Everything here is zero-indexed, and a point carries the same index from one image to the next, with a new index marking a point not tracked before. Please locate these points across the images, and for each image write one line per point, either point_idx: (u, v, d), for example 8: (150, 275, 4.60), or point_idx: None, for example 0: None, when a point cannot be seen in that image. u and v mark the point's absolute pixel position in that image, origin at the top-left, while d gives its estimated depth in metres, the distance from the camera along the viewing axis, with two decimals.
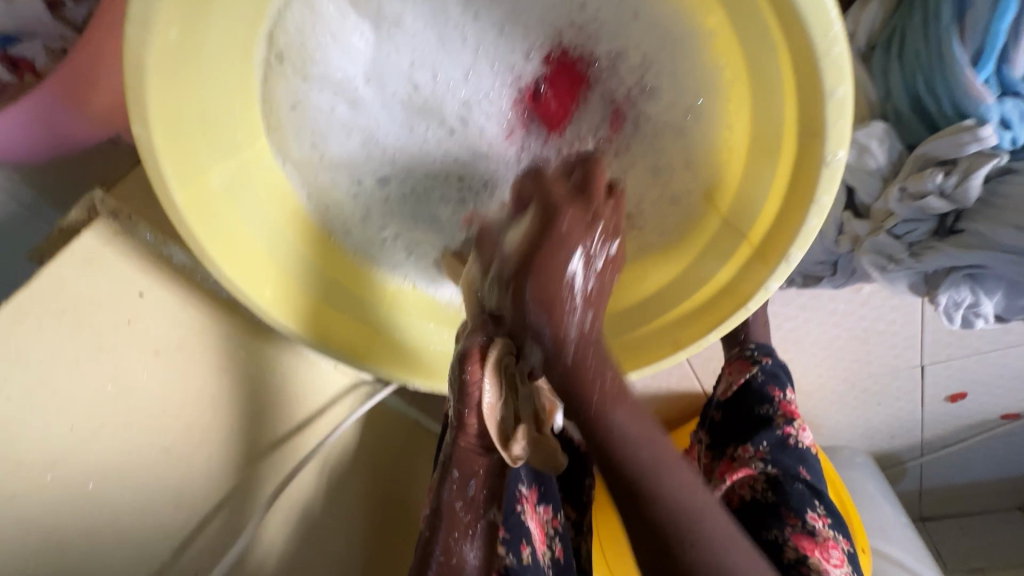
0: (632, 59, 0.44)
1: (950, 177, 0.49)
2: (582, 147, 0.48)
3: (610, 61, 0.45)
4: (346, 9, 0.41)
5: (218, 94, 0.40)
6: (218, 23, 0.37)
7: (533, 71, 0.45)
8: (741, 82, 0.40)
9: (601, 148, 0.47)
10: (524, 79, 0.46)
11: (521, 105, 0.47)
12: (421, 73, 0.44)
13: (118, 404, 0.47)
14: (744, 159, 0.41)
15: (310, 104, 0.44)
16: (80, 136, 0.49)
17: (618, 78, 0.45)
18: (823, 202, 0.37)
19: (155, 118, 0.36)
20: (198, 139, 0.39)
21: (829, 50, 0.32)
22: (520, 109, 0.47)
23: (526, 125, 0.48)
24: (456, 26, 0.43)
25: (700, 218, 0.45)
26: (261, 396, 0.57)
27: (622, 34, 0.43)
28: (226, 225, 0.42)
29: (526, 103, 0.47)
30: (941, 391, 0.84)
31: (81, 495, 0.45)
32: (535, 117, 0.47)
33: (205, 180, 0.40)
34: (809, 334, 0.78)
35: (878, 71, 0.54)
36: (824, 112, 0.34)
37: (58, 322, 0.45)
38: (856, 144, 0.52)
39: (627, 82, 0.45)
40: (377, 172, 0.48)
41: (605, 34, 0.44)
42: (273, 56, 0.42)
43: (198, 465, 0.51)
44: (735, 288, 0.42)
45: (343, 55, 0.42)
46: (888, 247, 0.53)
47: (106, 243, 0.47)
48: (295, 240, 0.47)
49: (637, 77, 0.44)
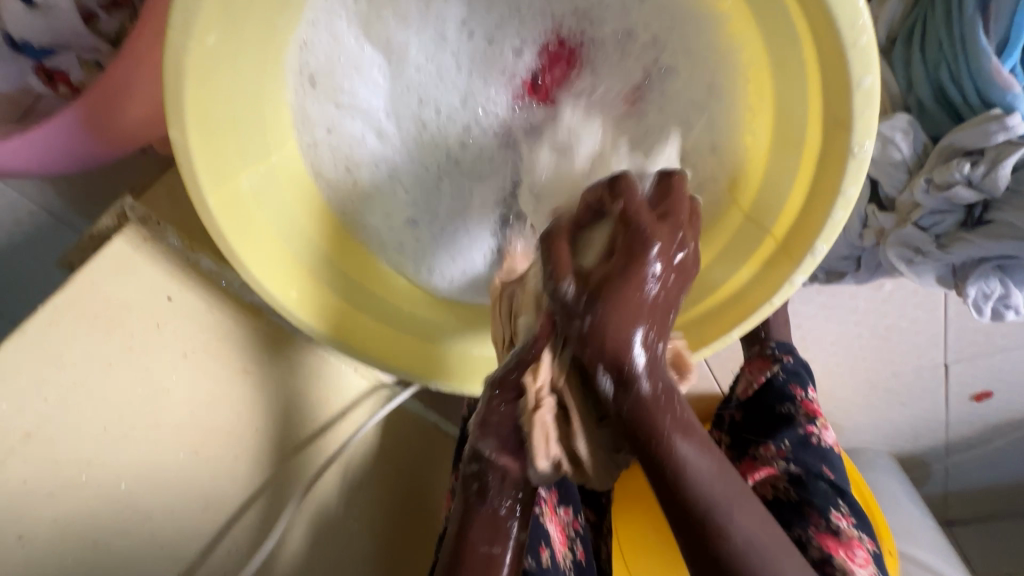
0: (642, 37, 0.45)
1: (977, 168, 0.49)
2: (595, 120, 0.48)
3: (619, 39, 0.46)
4: (363, 38, 0.44)
5: (251, 106, 0.41)
6: (259, 41, 0.39)
7: (527, 65, 0.47)
8: (763, 72, 0.40)
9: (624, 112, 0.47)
10: (517, 77, 0.47)
11: (520, 107, 0.48)
12: (427, 109, 0.47)
13: (149, 406, 0.48)
14: (767, 156, 0.42)
15: (345, 132, 0.46)
16: (108, 153, 0.51)
17: (631, 58, 0.46)
18: (849, 195, 0.36)
19: (191, 124, 0.36)
20: (230, 145, 0.40)
21: (857, 40, 0.32)
22: (518, 108, 0.48)
23: (528, 119, 0.49)
24: (452, 52, 0.45)
25: (723, 209, 0.46)
26: (279, 402, 0.57)
27: (627, 14, 0.45)
28: (255, 230, 0.43)
29: (525, 102, 0.48)
30: (966, 390, 0.82)
31: (113, 494, 0.45)
32: (533, 109, 0.48)
33: (233, 185, 0.41)
34: (830, 333, 0.77)
35: (899, 63, 0.53)
36: (851, 102, 0.34)
37: (92, 325, 0.46)
38: (880, 136, 0.52)
39: (642, 59, 0.46)
40: (406, 208, 0.50)
41: (609, 18, 0.45)
42: (308, 76, 0.43)
43: (225, 467, 0.52)
44: (758, 284, 0.43)
45: (368, 88, 0.45)
46: (915, 239, 0.52)
47: (135, 248, 0.49)
48: (327, 248, 0.48)
49: (651, 58, 0.46)
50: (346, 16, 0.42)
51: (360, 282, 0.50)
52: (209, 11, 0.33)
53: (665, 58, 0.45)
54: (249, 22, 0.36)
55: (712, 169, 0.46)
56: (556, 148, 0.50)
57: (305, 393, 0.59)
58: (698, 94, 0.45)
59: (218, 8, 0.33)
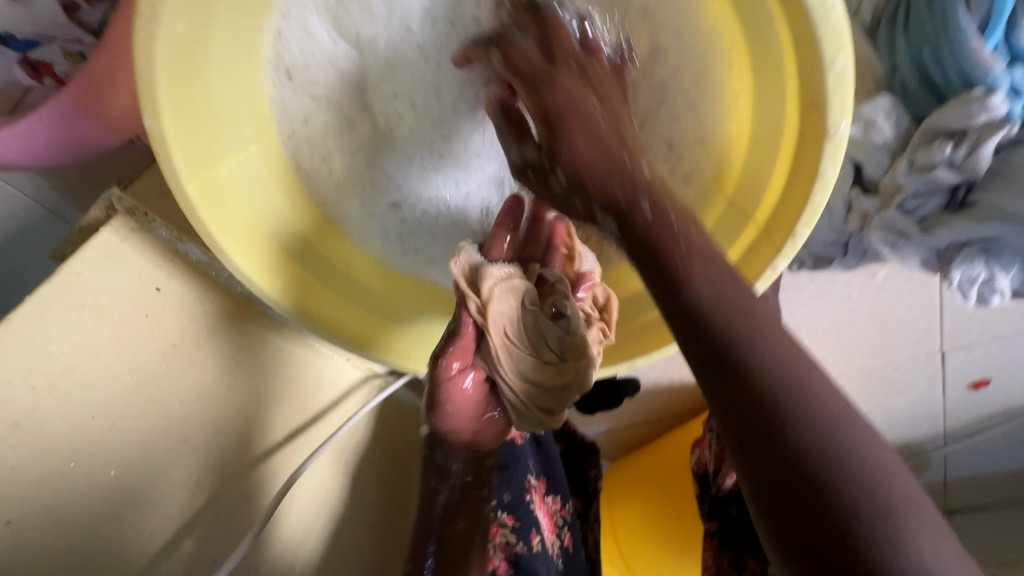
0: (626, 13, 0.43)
1: (959, 149, 0.48)
2: None
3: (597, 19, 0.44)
4: (333, 33, 0.44)
5: (226, 95, 0.40)
6: (234, 29, 0.39)
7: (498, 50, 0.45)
8: (743, 54, 0.40)
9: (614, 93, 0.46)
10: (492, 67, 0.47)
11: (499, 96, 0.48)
12: (402, 102, 0.48)
13: (137, 395, 0.49)
14: (749, 141, 0.42)
15: (320, 126, 0.47)
16: (97, 141, 0.51)
17: (621, 33, 0.44)
18: (829, 175, 0.36)
19: (167, 112, 0.35)
20: (208, 134, 0.40)
21: (828, 18, 0.32)
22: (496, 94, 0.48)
23: None
24: (421, 43, 0.46)
25: (708, 199, 0.45)
26: (270, 392, 0.57)
27: None
28: (238, 220, 0.43)
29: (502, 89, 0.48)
30: (964, 377, 0.82)
31: (103, 482, 0.46)
32: None
33: (216, 173, 0.41)
34: (824, 321, 0.77)
35: (883, 45, 0.52)
36: (824, 82, 0.34)
37: (80, 315, 0.47)
38: (862, 119, 0.52)
39: (630, 39, 0.44)
40: (388, 193, 0.51)
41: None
42: (283, 69, 0.44)
43: (214, 455, 0.52)
44: (743, 269, 0.42)
45: (341, 81, 0.46)
46: (897, 223, 0.52)
47: (124, 239, 0.49)
48: (310, 236, 0.48)
49: (648, 33, 0.44)
50: (316, 12, 0.42)
51: (348, 273, 0.50)
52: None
53: (660, 39, 0.44)
54: (222, 15, 0.36)
55: (698, 159, 0.45)
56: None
57: (295, 384, 0.60)
58: (684, 83, 0.45)
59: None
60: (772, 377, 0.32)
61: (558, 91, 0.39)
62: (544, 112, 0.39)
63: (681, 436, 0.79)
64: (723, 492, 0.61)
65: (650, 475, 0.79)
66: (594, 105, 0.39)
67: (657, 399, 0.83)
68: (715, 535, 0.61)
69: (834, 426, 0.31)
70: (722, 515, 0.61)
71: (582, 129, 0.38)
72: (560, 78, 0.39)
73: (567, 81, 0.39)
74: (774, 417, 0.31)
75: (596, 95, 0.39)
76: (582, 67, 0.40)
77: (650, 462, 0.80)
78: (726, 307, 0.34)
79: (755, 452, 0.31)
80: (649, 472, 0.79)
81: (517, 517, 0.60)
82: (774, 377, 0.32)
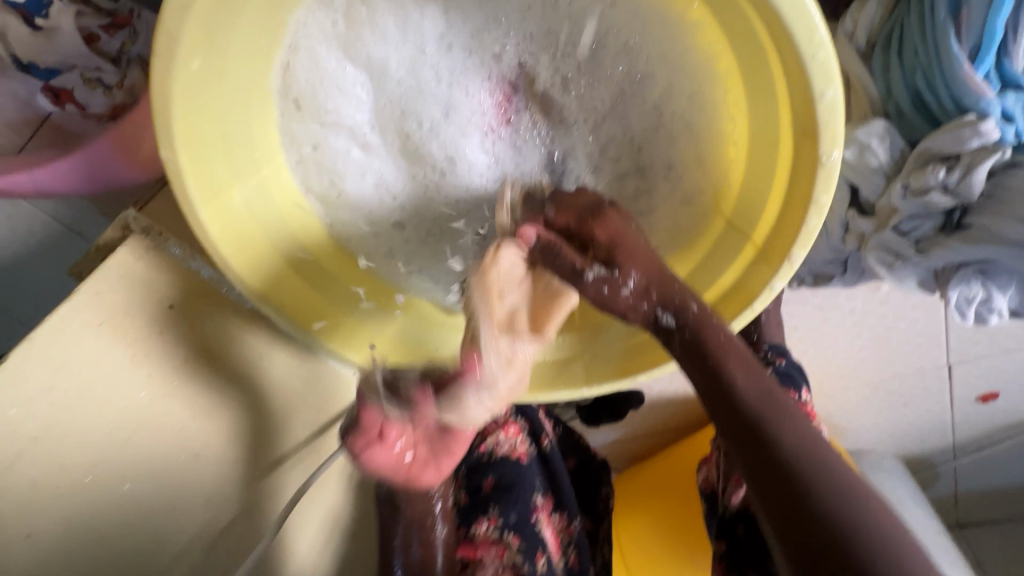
0: (613, 47, 0.45)
1: (953, 173, 0.49)
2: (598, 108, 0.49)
3: (592, 52, 0.46)
4: (344, 59, 0.45)
5: (239, 124, 0.42)
6: (246, 62, 0.40)
7: (505, 70, 0.48)
8: (736, 81, 0.41)
9: (617, 110, 0.48)
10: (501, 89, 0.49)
11: (505, 118, 0.50)
12: (410, 122, 0.48)
13: (151, 410, 0.50)
14: (745, 164, 0.43)
15: (330, 148, 0.48)
16: (118, 176, 0.53)
17: (614, 62, 0.46)
18: (822, 202, 0.37)
19: (182, 143, 0.37)
20: (222, 161, 0.41)
21: (814, 54, 0.32)
22: (501, 113, 0.50)
23: (511, 129, 0.51)
24: (432, 65, 0.47)
25: (706, 219, 0.47)
26: (279, 406, 0.58)
27: (599, 22, 0.44)
28: (250, 243, 0.44)
29: (509, 110, 0.50)
30: (971, 391, 0.81)
31: (117, 495, 0.47)
32: (516, 116, 0.50)
33: (227, 198, 0.42)
34: (828, 335, 0.77)
35: (878, 69, 0.53)
36: (816, 113, 0.34)
37: (97, 333, 0.48)
38: (857, 143, 0.52)
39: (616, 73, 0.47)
40: (393, 213, 0.52)
41: (584, 26, 0.45)
42: (292, 98, 0.45)
43: (223, 469, 0.53)
44: (740, 290, 0.44)
45: (350, 105, 0.47)
46: (894, 244, 0.52)
47: (137, 259, 0.51)
48: (318, 256, 0.50)
49: (626, 66, 0.46)
50: (326, 42, 0.44)
51: (351, 289, 0.51)
52: (191, 36, 0.33)
53: (640, 67, 0.46)
54: (234, 50, 0.38)
55: (697, 180, 0.47)
56: (535, 152, 0.52)
57: (302, 399, 0.60)
58: (681, 108, 0.46)
59: (196, 33, 0.33)
60: (760, 411, 0.40)
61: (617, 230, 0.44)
62: (609, 245, 0.44)
63: (686, 449, 0.80)
64: (732, 510, 0.60)
65: (655, 488, 0.80)
66: (639, 237, 0.44)
67: (662, 411, 0.83)
68: (723, 556, 0.60)
69: (820, 450, 0.40)
70: (731, 536, 0.60)
71: (639, 253, 0.43)
72: (608, 215, 0.45)
73: (614, 217, 0.45)
74: (790, 461, 0.39)
75: (635, 226, 0.45)
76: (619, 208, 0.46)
77: (654, 475, 0.81)
78: (767, 400, 0.40)
79: (782, 493, 0.38)
80: (654, 485, 0.80)
81: (523, 537, 0.62)
82: (764, 412, 0.40)
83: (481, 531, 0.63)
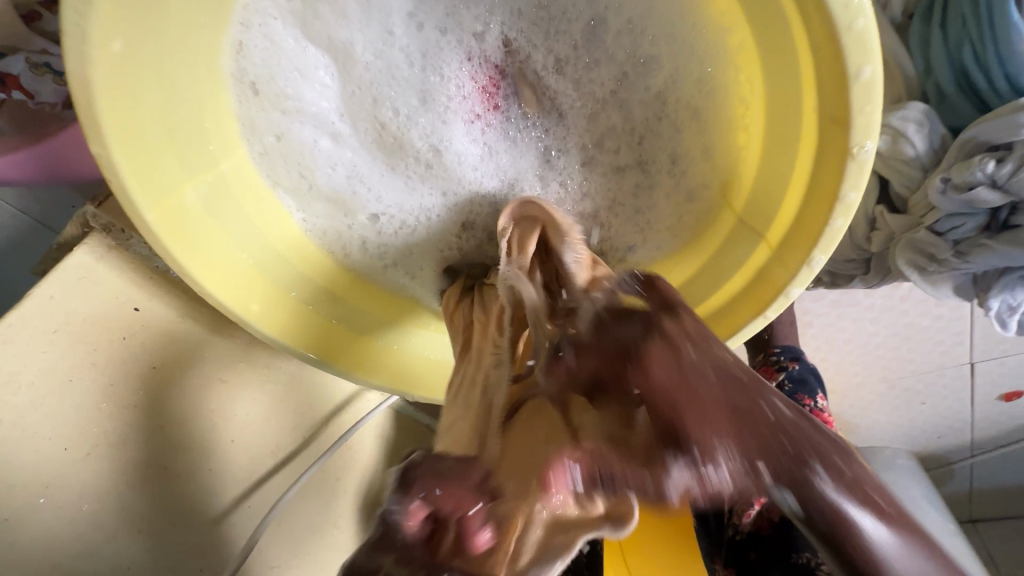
0: (614, 25, 0.40)
1: (1003, 166, 0.44)
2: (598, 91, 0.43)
3: (589, 31, 0.41)
4: (303, 38, 0.40)
5: (188, 113, 0.37)
6: (184, 41, 0.35)
7: (490, 49, 0.43)
8: (752, 58, 0.35)
9: (619, 87, 0.42)
10: (485, 71, 0.44)
11: (490, 104, 0.45)
12: (384, 110, 0.43)
13: (113, 422, 0.46)
14: (761, 152, 0.37)
15: (294, 138, 0.43)
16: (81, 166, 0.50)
17: (613, 46, 0.41)
18: (851, 200, 0.33)
19: (113, 137, 0.33)
20: (169, 156, 0.37)
21: (854, 23, 0.28)
22: (485, 98, 0.45)
23: (498, 115, 0.46)
24: (401, 47, 0.41)
25: (715, 215, 0.42)
26: (257, 412, 0.56)
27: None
28: (209, 246, 0.40)
29: (495, 95, 0.45)
30: (994, 389, 0.77)
31: (75, 517, 0.44)
32: (504, 100, 0.45)
33: (179, 196, 0.38)
34: (843, 332, 0.73)
35: (917, 42, 0.50)
36: (850, 96, 0.30)
37: (52, 341, 0.44)
38: (891, 129, 0.49)
39: (618, 58, 0.41)
40: (367, 206, 0.47)
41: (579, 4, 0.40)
42: (248, 84, 0.40)
43: (193, 482, 0.50)
44: (749, 296, 0.39)
45: (315, 90, 0.42)
46: (929, 246, 0.49)
47: (99, 260, 0.46)
48: (290, 256, 0.46)
49: (628, 49, 0.40)
50: (281, 17, 0.38)
51: (331, 291, 0.48)
52: (104, 11, 0.29)
53: (643, 48, 0.40)
54: (167, 28, 0.33)
55: (702, 174, 0.42)
56: (530, 146, 0.47)
57: (282, 402, 0.58)
58: (688, 92, 0.40)
59: (111, 8, 0.29)
60: None
61: (673, 367, 0.25)
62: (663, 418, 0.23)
63: None
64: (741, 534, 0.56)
65: None
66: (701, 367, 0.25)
67: None
68: None
69: None
70: (740, 560, 0.56)
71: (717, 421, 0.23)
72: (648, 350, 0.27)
73: (661, 354, 0.26)
74: None
75: (697, 351, 0.26)
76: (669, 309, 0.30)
77: None
78: None
79: None
80: None
81: None
82: None
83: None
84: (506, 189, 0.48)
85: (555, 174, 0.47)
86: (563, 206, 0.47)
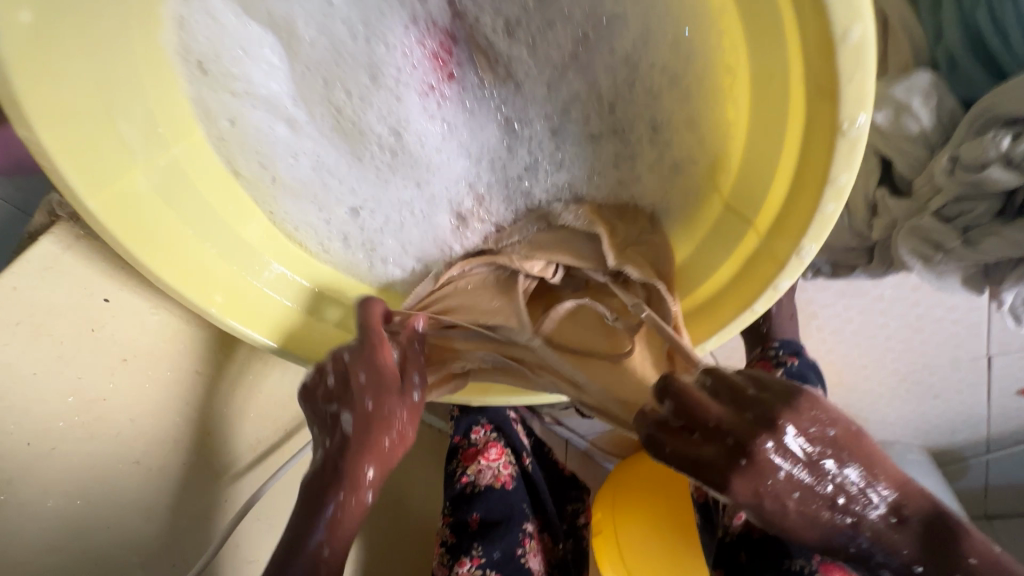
0: None
1: (1019, 142, 0.41)
2: (559, 55, 0.42)
3: None
4: (243, 14, 0.38)
5: (128, 94, 0.35)
6: (107, 16, 0.32)
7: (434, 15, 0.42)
8: (735, 21, 0.32)
9: (577, 50, 0.42)
10: (433, 44, 0.43)
11: (444, 78, 0.44)
12: (336, 92, 0.42)
13: (82, 413, 0.43)
14: (748, 124, 0.34)
15: (248, 124, 0.41)
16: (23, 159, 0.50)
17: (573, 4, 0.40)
18: (841, 182, 0.29)
19: (42, 128, 0.31)
20: (109, 143, 0.35)
21: None
22: (439, 70, 0.44)
23: (455, 87, 0.45)
24: (342, 19, 0.40)
25: (703, 199, 0.39)
26: (236, 405, 0.53)
27: None
28: (167, 236, 0.38)
29: (447, 68, 0.44)
30: (1013, 384, 0.72)
31: (39, 512, 0.40)
32: (459, 72, 0.44)
33: (126, 184, 0.36)
34: (851, 323, 0.69)
35: (927, 7, 0.47)
36: (836, 62, 0.26)
37: (14, 330, 0.41)
38: (894, 102, 0.46)
39: (577, 20, 0.40)
40: (342, 199, 0.46)
41: None
42: (194, 63, 0.38)
43: (168, 475, 0.48)
44: (734, 290, 0.36)
45: (262, 71, 0.40)
46: (935, 232, 0.45)
47: (66, 249, 0.44)
48: (260, 247, 0.44)
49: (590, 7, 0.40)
50: None
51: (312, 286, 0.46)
52: None
53: (607, 7, 0.39)
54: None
55: (688, 147, 0.40)
56: (491, 116, 0.46)
57: (265, 395, 0.56)
58: (665, 58, 0.39)
59: None
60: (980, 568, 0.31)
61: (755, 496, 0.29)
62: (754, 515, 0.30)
63: None
64: (732, 534, 0.52)
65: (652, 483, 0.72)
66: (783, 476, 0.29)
67: None
68: None
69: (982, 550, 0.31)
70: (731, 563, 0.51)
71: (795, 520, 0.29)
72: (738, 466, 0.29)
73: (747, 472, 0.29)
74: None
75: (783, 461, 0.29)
76: (769, 421, 0.29)
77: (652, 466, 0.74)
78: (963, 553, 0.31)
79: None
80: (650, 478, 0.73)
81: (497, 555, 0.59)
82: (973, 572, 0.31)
83: (464, 571, 0.58)
84: (478, 163, 0.47)
85: (520, 140, 0.46)
86: (535, 171, 0.47)
